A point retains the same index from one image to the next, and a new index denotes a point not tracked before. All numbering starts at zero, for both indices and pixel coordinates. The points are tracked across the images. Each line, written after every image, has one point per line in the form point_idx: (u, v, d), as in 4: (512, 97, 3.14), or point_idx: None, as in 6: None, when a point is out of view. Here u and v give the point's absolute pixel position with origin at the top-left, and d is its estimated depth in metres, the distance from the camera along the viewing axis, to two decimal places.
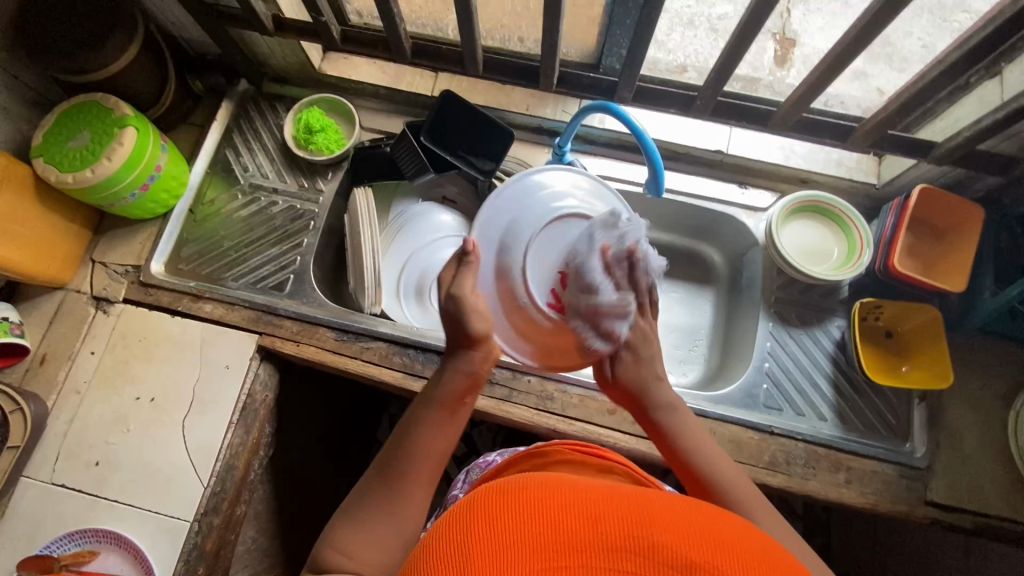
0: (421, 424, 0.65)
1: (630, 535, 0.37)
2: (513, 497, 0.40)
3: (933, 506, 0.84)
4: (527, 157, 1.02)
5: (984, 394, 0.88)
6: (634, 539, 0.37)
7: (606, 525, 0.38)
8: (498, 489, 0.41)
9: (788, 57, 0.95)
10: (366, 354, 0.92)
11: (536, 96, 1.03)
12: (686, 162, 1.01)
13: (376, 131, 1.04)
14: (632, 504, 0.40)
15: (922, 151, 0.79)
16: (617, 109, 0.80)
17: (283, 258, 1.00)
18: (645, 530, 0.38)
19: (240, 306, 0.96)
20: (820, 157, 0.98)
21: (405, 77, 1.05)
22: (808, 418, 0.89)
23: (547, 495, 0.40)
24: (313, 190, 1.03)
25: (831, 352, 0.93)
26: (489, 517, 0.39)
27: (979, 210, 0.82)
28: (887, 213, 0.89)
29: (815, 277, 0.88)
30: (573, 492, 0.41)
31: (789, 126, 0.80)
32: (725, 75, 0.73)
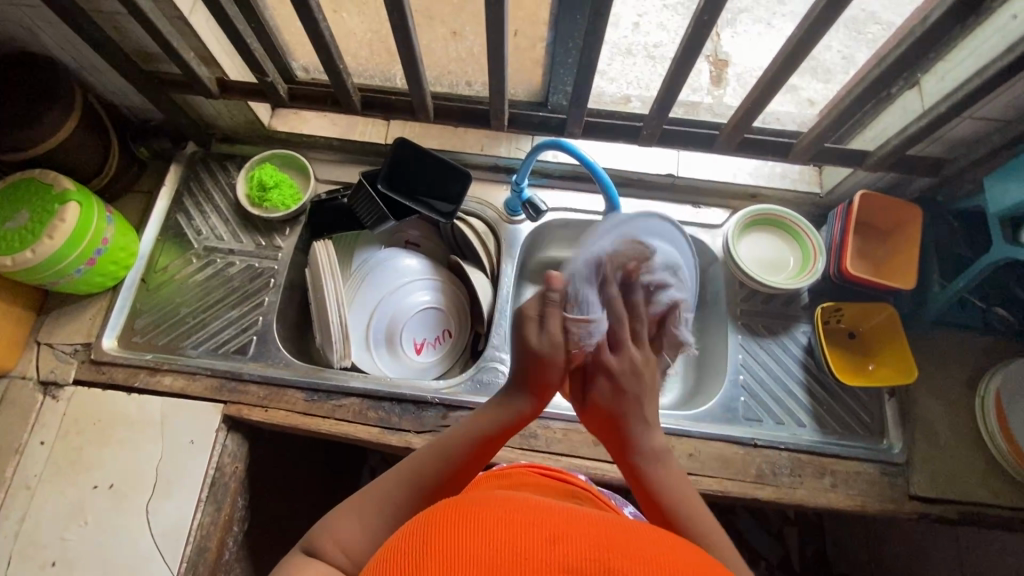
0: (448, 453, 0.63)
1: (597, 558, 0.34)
2: (471, 516, 0.37)
3: (918, 501, 0.86)
4: (486, 196, 1.03)
5: (949, 383, 0.91)
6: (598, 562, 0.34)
7: (570, 546, 0.35)
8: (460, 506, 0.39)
9: (722, 76, 1.01)
10: (339, 411, 0.89)
11: (488, 136, 1.05)
12: (640, 188, 1.03)
13: (332, 183, 1.03)
14: (600, 529, 0.37)
15: (858, 160, 0.83)
16: (568, 145, 0.82)
17: (244, 320, 0.97)
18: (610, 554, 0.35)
19: (202, 375, 0.92)
20: (765, 173, 1.03)
21: (357, 128, 1.05)
22: (787, 426, 0.90)
23: (508, 515, 0.37)
24: (271, 247, 1.01)
25: (801, 358, 0.95)
26: (444, 534, 0.36)
27: (916, 211, 0.87)
28: (834, 220, 0.93)
29: (773, 287, 0.91)
30: (535, 515, 0.38)
31: (733, 147, 0.84)
32: (667, 104, 0.76)
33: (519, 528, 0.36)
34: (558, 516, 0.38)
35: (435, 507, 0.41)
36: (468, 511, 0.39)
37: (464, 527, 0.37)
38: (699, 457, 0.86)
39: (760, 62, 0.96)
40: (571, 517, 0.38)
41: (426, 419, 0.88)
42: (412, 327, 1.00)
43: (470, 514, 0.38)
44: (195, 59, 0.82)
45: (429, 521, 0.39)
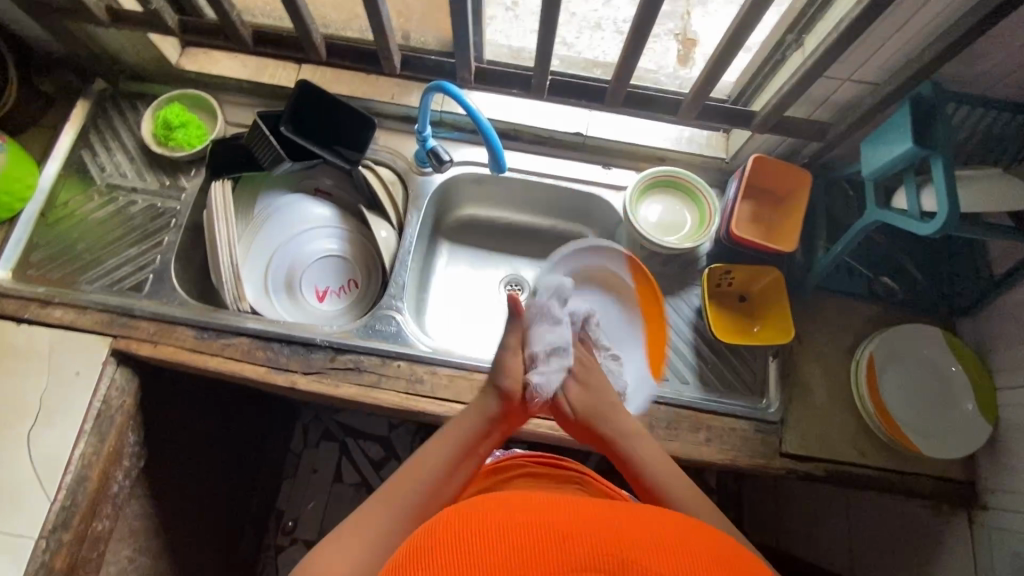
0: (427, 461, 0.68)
1: (609, 554, 0.39)
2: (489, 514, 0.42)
3: (788, 458, 0.89)
4: (396, 146, 1.03)
5: (830, 347, 0.94)
6: (610, 559, 0.39)
7: (581, 544, 0.40)
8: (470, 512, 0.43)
9: (692, 56, 0.99)
10: (227, 350, 0.90)
11: (400, 85, 1.04)
12: (551, 146, 1.05)
13: (240, 125, 1.02)
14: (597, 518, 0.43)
15: (746, 120, 0.84)
16: (453, 90, 0.83)
17: (142, 259, 0.96)
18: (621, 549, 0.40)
19: (93, 310, 0.91)
20: (673, 136, 1.04)
21: (266, 70, 1.04)
22: (671, 382, 0.93)
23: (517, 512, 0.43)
24: (175, 187, 1.00)
25: (692, 319, 0.96)
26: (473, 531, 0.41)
27: (807, 174, 0.88)
28: (730, 183, 0.95)
29: (669, 246, 0.92)
30: (543, 514, 0.42)
31: (622, 101, 0.84)
32: (548, 52, 0.76)
33: (531, 530, 0.40)
34: (569, 514, 0.43)
35: (449, 511, 0.45)
36: (478, 516, 0.43)
37: (478, 529, 0.41)
38: None
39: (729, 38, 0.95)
40: (580, 514, 0.43)
41: (314, 361, 0.89)
42: (313, 274, 1.02)
43: (485, 518, 0.43)
44: None
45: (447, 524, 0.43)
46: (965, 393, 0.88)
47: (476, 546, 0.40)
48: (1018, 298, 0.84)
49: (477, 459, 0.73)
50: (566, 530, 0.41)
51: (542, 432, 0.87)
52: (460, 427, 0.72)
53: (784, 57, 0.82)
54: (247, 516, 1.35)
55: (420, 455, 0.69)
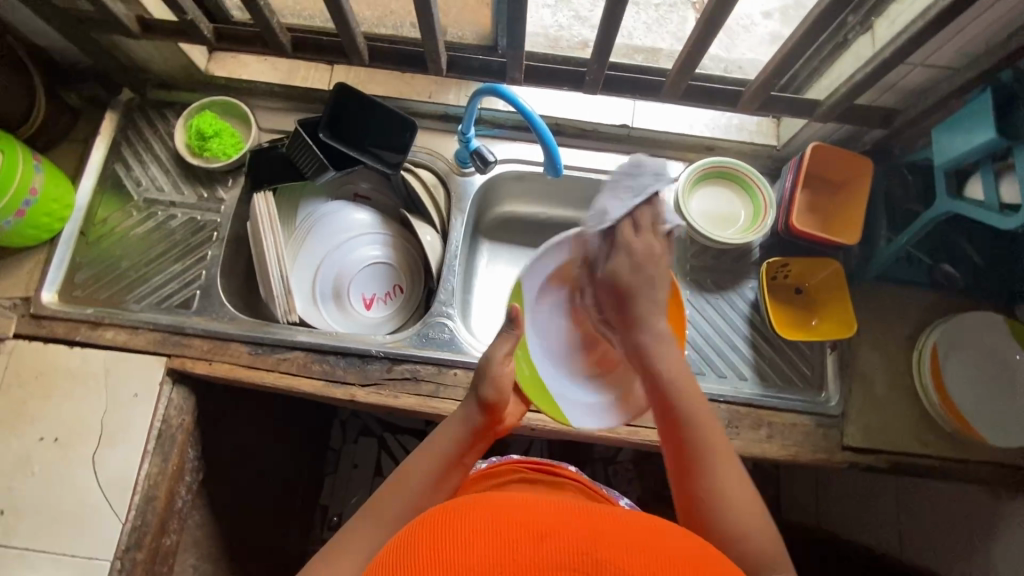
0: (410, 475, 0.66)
1: (585, 550, 0.39)
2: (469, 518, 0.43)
3: (849, 451, 0.88)
4: (436, 146, 1.00)
5: (890, 338, 0.92)
6: (586, 555, 0.39)
7: (557, 539, 0.40)
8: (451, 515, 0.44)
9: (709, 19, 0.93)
10: (283, 365, 0.89)
11: (437, 82, 1.01)
12: (594, 139, 1.02)
13: (275, 132, 0.99)
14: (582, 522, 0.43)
15: (808, 110, 0.81)
16: (505, 91, 0.80)
17: (187, 275, 0.95)
18: (595, 544, 0.40)
19: (144, 329, 0.91)
20: (722, 124, 1.00)
21: (299, 73, 1.01)
22: (729, 379, 0.92)
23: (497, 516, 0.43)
24: (213, 199, 0.98)
25: (748, 314, 0.95)
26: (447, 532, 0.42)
27: (869, 163, 0.85)
28: (786, 173, 0.92)
29: (724, 242, 0.90)
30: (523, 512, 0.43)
31: (680, 94, 0.81)
32: (607, 49, 0.73)
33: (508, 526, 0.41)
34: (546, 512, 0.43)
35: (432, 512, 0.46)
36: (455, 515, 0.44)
37: (454, 527, 0.42)
38: None
39: (779, 22, 0.91)
40: (561, 514, 0.43)
41: (371, 373, 0.89)
42: (361, 282, 1.00)
43: (462, 517, 0.43)
44: None
45: (428, 524, 0.44)
46: None
47: (452, 542, 0.40)
48: None
49: (464, 469, 0.70)
50: (543, 527, 0.41)
51: (603, 436, 0.87)
52: (444, 438, 0.69)
53: (849, 41, 0.79)
54: (296, 516, 1.37)
55: (404, 468, 0.67)
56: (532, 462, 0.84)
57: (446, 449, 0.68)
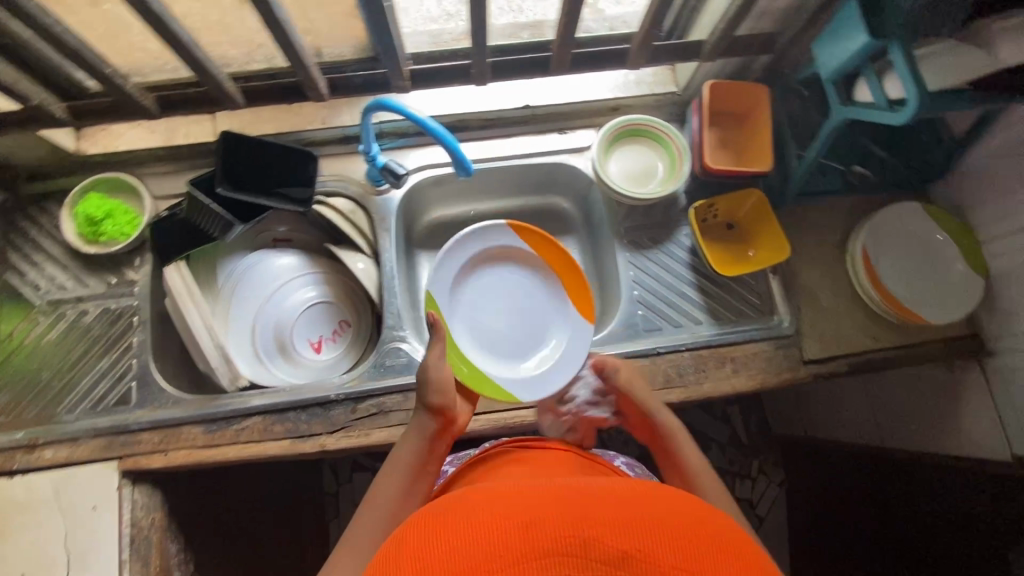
0: (379, 493, 0.68)
1: (568, 536, 0.40)
2: (455, 520, 0.44)
3: (812, 364, 0.92)
4: (345, 171, 0.96)
5: (823, 249, 0.96)
6: (569, 542, 0.40)
7: (540, 531, 0.41)
8: (439, 518, 0.45)
9: None
10: (244, 434, 0.85)
11: (327, 107, 0.97)
12: (501, 126, 1.00)
13: (171, 197, 0.94)
14: (567, 505, 0.44)
15: (694, 52, 0.82)
16: (392, 102, 0.77)
17: (117, 369, 0.89)
18: (578, 529, 0.41)
19: (87, 438, 0.86)
20: (621, 83, 1.00)
21: (179, 130, 0.94)
22: (686, 327, 0.94)
23: (484, 513, 0.44)
24: (124, 283, 0.92)
25: (689, 260, 0.97)
26: (435, 536, 0.43)
27: (763, 89, 0.88)
28: (691, 116, 0.93)
29: (650, 196, 0.91)
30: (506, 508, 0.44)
31: (568, 64, 0.80)
32: (483, 36, 0.71)
33: (492, 526, 0.42)
34: (529, 504, 0.44)
35: (414, 518, 0.47)
36: (440, 521, 0.45)
37: (439, 530, 0.43)
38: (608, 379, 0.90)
39: None
40: (544, 504, 0.44)
41: (336, 418, 0.86)
42: (303, 328, 0.96)
43: (448, 521, 0.44)
44: None
45: (416, 530, 0.45)
46: (953, 255, 0.91)
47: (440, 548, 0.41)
48: (984, 152, 0.87)
49: (432, 477, 0.72)
50: (526, 521, 0.42)
51: (580, 414, 0.88)
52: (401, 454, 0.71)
53: None
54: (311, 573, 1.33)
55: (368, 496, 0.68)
56: (517, 442, 0.78)
57: (406, 462, 0.71)
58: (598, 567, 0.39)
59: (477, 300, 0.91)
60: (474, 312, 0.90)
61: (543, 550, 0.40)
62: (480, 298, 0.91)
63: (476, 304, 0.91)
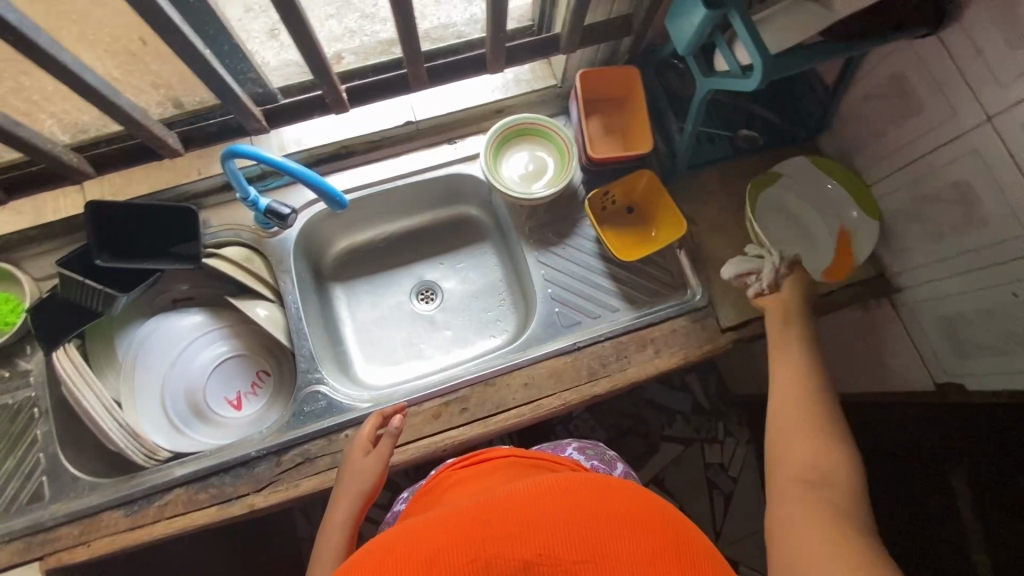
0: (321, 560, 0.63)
1: (469, 560, 0.40)
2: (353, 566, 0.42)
3: (729, 331, 0.92)
4: (233, 219, 0.93)
5: (725, 215, 0.96)
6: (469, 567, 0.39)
7: (442, 560, 0.40)
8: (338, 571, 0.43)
9: None
10: (168, 509, 0.82)
11: (201, 156, 0.93)
12: (388, 146, 0.98)
13: (53, 276, 0.89)
14: (466, 523, 0.43)
15: (552, 45, 0.82)
16: (245, 148, 0.75)
17: (25, 466, 0.85)
18: (478, 549, 0.40)
19: (3, 543, 0.81)
20: (501, 84, 0.99)
21: (48, 206, 0.90)
22: (604, 317, 0.94)
23: (381, 551, 0.42)
24: (18, 375, 0.88)
25: (596, 249, 0.96)
26: None
27: (632, 69, 0.87)
28: (572, 107, 0.93)
29: (542, 195, 0.90)
30: (411, 537, 0.43)
31: (426, 79, 0.81)
32: (324, 64, 0.71)
33: (394, 558, 0.41)
34: (427, 532, 0.43)
35: None
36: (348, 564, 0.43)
37: None
38: (533, 382, 0.89)
39: None
40: (447, 526, 0.43)
41: (262, 474, 0.83)
42: (217, 386, 0.94)
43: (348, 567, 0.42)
44: None
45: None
46: (847, 202, 0.92)
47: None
48: (856, 96, 0.88)
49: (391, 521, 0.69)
50: (428, 550, 0.41)
51: (510, 423, 0.87)
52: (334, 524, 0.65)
53: None
54: None
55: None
56: (461, 460, 0.74)
57: (343, 520, 0.66)
58: None
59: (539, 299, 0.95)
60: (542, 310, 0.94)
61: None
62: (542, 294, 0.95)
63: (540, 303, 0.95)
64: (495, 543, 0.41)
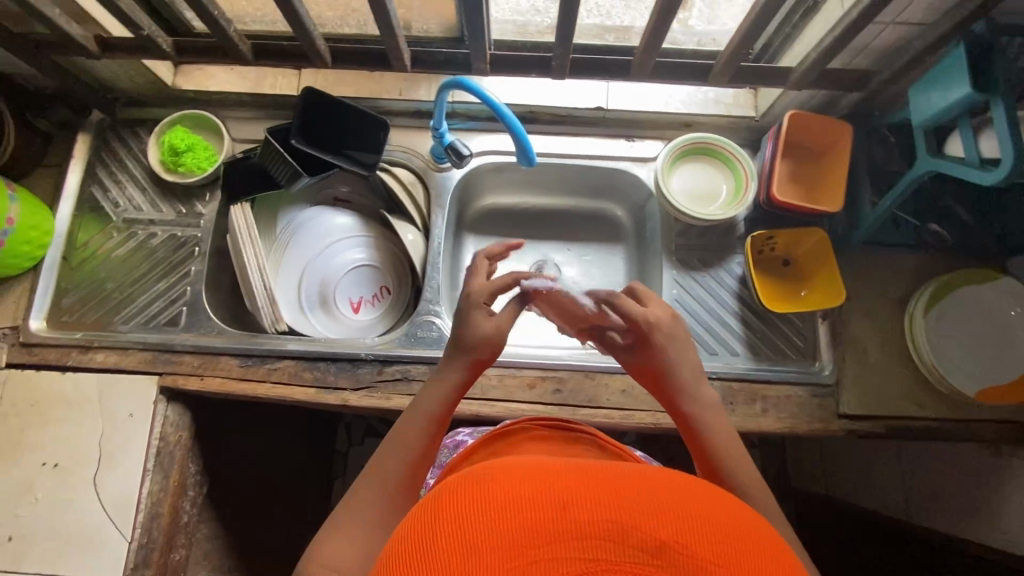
0: (406, 426, 0.66)
1: (610, 520, 0.35)
2: (476, 486, 0.38)
3: (846, 418, 0.88)
4: (411, 144, 0.99)
5: (881, 303, 0.91)
6: (606, 527, 0.35)
7: (580, 509, 0.36)
8: (456, 489, 0.39)
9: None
10: (275, 375, 0.89)
11: (406, 79, 1.00)
12: (570, 124, 1.00)
13: (248, 141, 0.99)
14: (602, 479, 0.38)
15: (781, 78, 0.80)
16: (470, 84, 0.80)
17: (172, 292, 0.95)
18: (618, 511, 0.36)
19: (135, 349, 0.91)
20: (698, 99, 0.98)
21: (266, 81, 0.99)
22: (721, 356, 0.91)
23: (508, 479, 0.39)
24: (192, 214, 0.98)
25: (736, 289, 0.94)
26: (455, 506, 0.37)
27: (845, 126, 0.84)
28: (766, 143, 0.90)
29: (706, 219, 0.89)
30: (541, 473, 0.39)
31: (649, 72, 0.80)
32: (569, 34, 0.72)
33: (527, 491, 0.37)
34: (560, 473, 0.39)
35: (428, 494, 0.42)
36: (472, 479, 0.40)
37: (461, 499, 0.38)
38: (631, 392, 0.89)
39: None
40: (582, 474, 0.39)
41: (362, 376, 0.89)
42: (345, 286, 1.00)
43: (470, 486, 0.39)
44: (64, 16, 0.76)
45: (443, 491, 0.40)
46: None
47: (468, 506, 0.37)
48: None
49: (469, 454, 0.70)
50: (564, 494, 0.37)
51: (596, 421, 0.87)
52: (408, 431, 0.65)
53: (819, 4, 0.77)
54: (310, 524, 1.34)
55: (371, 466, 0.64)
56: (538, 421, 0.78)
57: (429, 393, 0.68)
58: (637, 558, 0.34)
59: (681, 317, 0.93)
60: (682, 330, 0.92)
61: (580, 530, 0.35)
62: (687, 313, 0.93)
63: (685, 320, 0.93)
64: (637, 512, 0.36)
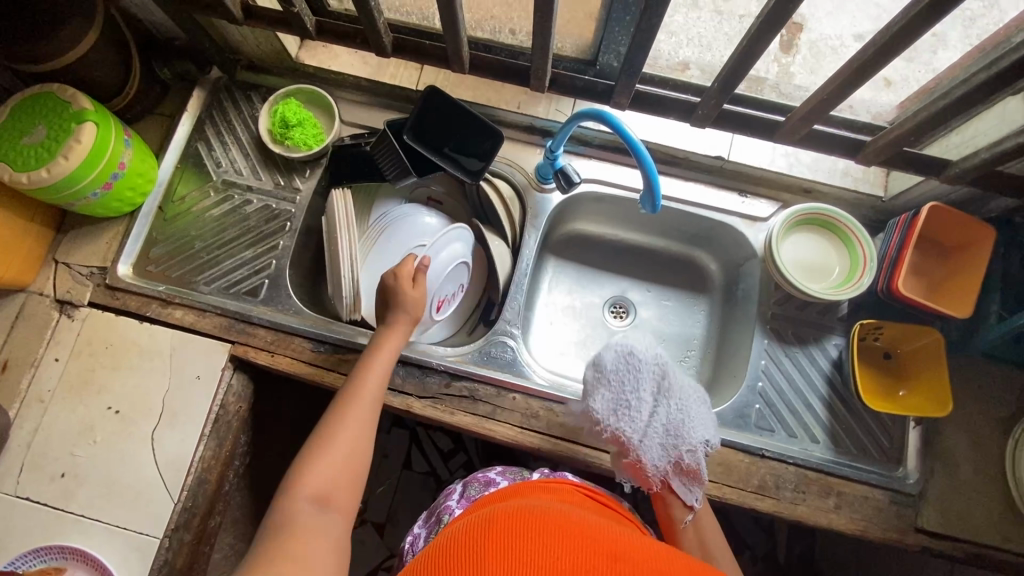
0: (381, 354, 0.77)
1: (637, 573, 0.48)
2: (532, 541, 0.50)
3: (923, 533, 0.82)
4: (517, 158, 0.97)
5: (982, 419, 0.85)
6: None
7: (623, 565, 0.49)
8: (515, 537, 0.51)
9: (793, 42, 0.84)
10: (344, 366, 0.88)
11: (527, 94, 0.98)
12: (684, 168, 0.95)
13: (357, 126, 0.98)
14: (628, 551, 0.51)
15: (936, 170, 0.74)
16: (609, 117, 0.78)
17: (257, 262, 0.95)
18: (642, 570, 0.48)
19: (212, 312, 0.91)
20: (825, 167, 0.93)
21: (388, 69, 0.99)
22: (799, 440, 0.87)
23: (557, 538, 0.50)
24: (290, 188, 0.98)
25: (828, 373, 0.90)
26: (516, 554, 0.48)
27: (991, 230, 0.78)
28: (894, 229, 0.85)
29: (813, 294, 0.85)
30: (582, 535, 0.52)
31: (797, 137, 0.76)
32: (730, 85, 0.69)
33: (577, 546, 0.50)
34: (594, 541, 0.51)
35: (481, 533, 0.52)
36: (530, 530, 0.51)
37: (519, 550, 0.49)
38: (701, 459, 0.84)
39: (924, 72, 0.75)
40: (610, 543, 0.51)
41: (429, 385, 0.87)
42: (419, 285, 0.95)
43: (523, 539, 0.50)
44: None
45: (492, 535, 0.51)
46: None
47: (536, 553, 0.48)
48: None
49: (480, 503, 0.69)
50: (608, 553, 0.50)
51: None
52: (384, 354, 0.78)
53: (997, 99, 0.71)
54: None
55: (336, 415, 0.69)
56: (582, 485, 0.73)
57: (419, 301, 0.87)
58: None
59: (756, 384, 0.90)
60: (745, 397, 0.89)
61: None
62: (761, 382, 0.90)
63: (755, 387, 0.90)
64: (657, 569, 0.49)
